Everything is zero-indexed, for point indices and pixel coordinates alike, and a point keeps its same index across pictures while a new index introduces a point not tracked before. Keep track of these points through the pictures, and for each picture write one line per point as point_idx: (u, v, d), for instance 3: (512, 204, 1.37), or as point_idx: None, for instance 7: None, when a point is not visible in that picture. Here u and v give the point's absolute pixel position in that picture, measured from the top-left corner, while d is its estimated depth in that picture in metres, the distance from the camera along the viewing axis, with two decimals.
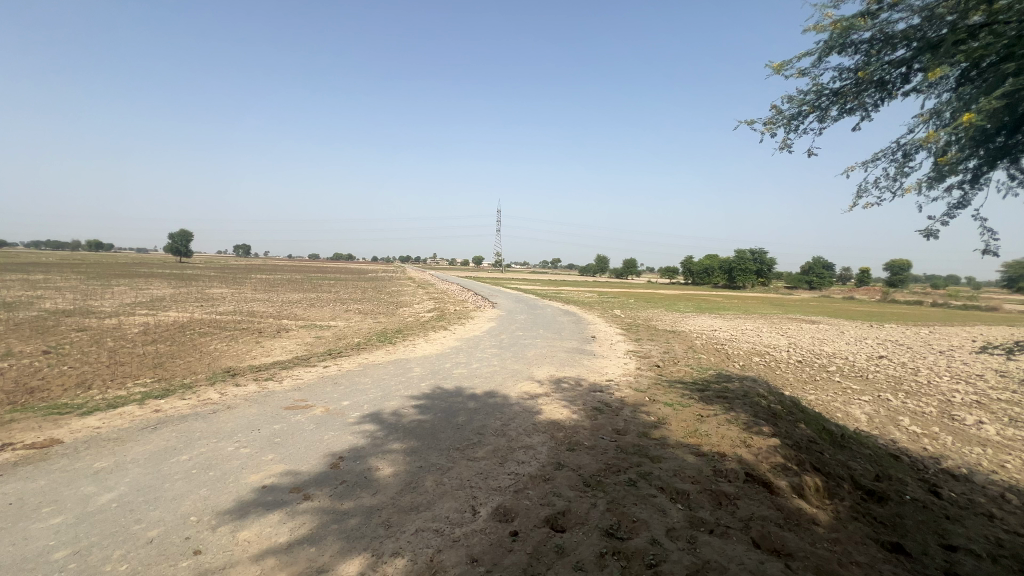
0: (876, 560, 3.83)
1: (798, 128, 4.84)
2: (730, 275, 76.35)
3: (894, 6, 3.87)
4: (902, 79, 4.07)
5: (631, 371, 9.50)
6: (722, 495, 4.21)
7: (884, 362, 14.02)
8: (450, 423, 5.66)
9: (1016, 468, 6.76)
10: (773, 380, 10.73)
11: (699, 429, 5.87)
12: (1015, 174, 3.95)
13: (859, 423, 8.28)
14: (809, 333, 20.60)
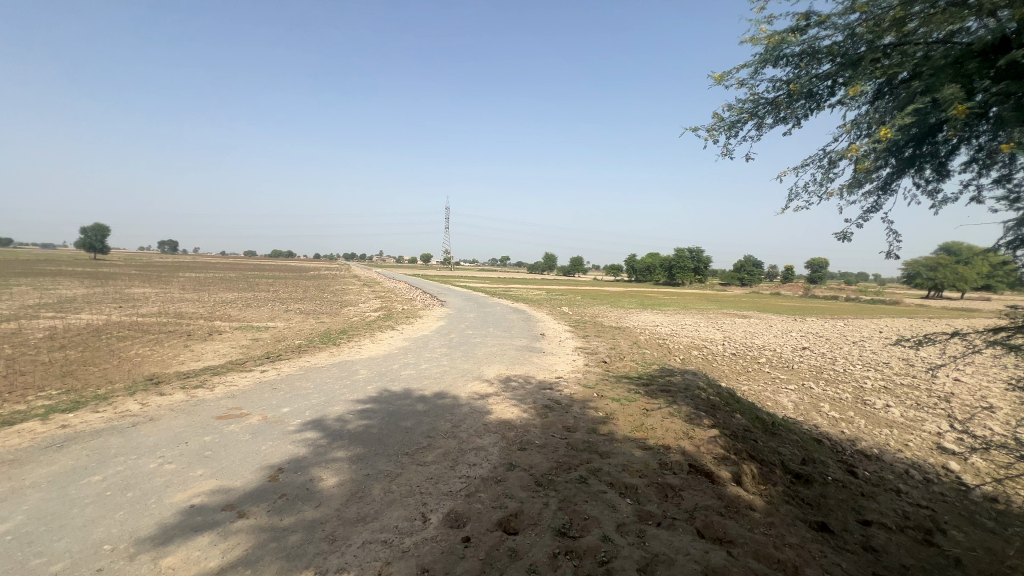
0: (805, 540, 4.11)
1: (737, 135, 5.08)
2: (670, 272, 79.91)
3: (820, 23, 4.14)
4: (828, 92, 4.36)
5: (579, 368, 9.69)
6: (667, 487, 4.37)
7: (807, 353, 15.23)
8: (398, 427, 5.51)
9: (918, 446, 7.53)
10: (711, 372, 11.34)
11: (645, 423, 6.07)
12: (921, 182, 4.34)
13: (787, 411, 8.92)
14: (742, 327, 22.00)
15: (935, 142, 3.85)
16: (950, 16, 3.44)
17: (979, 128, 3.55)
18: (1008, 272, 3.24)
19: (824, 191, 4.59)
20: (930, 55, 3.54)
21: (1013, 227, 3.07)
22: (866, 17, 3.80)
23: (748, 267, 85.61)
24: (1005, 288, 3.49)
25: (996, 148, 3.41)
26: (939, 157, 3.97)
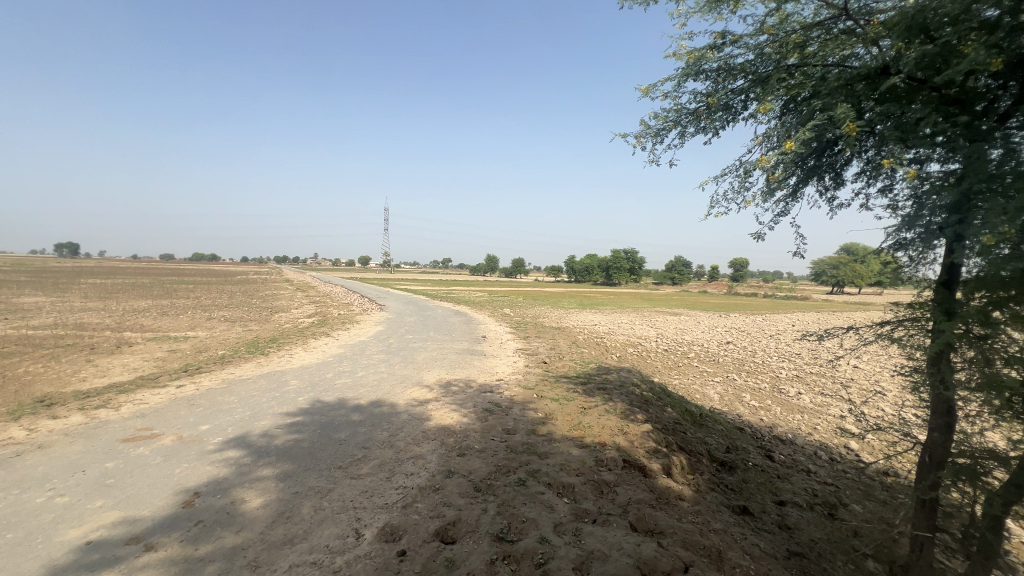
0: (728, 524, 4.40)
1: (663, 143, 5.36)
2: (607, 273, 82.83)
3: (734, 42, 4.47)
4: (742, 106, 4.71)
5: (520, 369, 9.78)
6: (603, 484, 4.51)
7: (730, 347, 16.38)
8: (330, 440, 5.26)
9: (825, 429, 8.32)
10: (645, 368, 11.87)
11: (582, 422, 6.23)
12: (821, 189, 4.80)
13: (713, 402, 9.53)
14: (673, 324, 23.26)
15: (832, 155, 4.27)
16: (842, 43, 3.84)
17: (867, 143, 3.99)
18: (893, 270, 3.64)
19: (740, 197, 4.95)
20: (826, 76, 3.92)
21: (893, 231, 3.45)
22: (773, 39, 4.14)
23: (678, 267, 90.68)
24: (887, 285, 3.93)
25: (879, 162, 3.84)
26: (835, 168, 4.41)
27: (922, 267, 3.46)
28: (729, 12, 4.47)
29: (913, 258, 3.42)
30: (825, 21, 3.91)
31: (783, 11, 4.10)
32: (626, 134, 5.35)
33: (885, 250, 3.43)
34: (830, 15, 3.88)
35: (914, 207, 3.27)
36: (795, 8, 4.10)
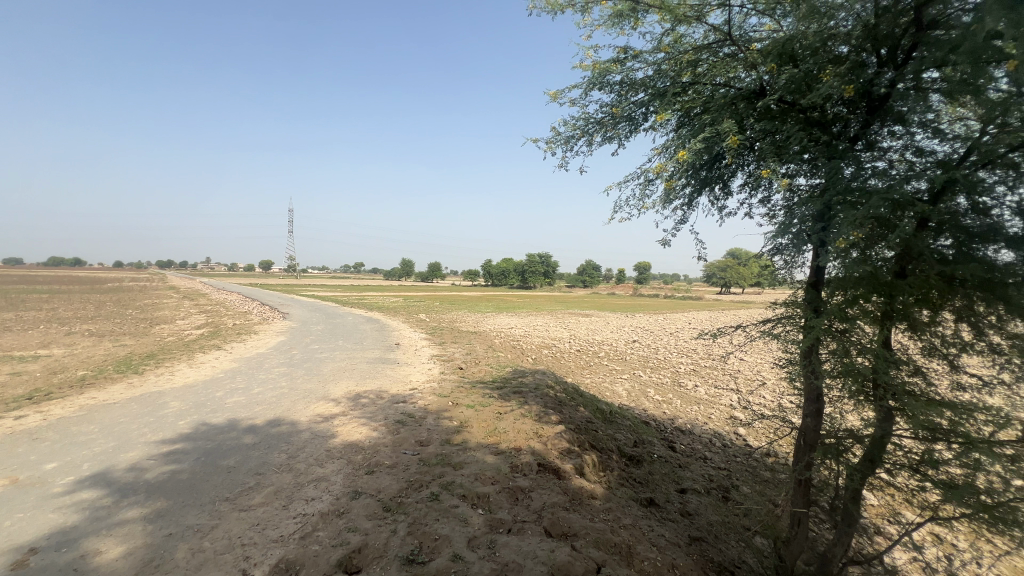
0: (636, 518, 4.61)
1: (572, 149, 5.55)
2: (523, 277, 84.64)
3: (635, 57, 4.74)
4: (643, 118, 5.00)
5: (435, 377, 9.54)
6: (518, 490, 4.50)
7: (637, 345, 17.50)
8: (216, 469, 4.68)
9: (718, 418, 9.13)
10: (559, 369, 12.21)
11: (498, 428, 6.20)
12: (713, 199, 5.24)
13: (622, 399, 10.04)
14: (585, 325, 24.36)
15: (721, 167, 4.67)
16: (727, 65, 4.26)
17: (749, 158, 4.40)
18: (770, 273, 4.05)
19: (643, 203, 5.24)
20: (714, 95, 4.28)
21: (771, 237, 3.81)
22: (670, 56, 4.45)
23: (588, 270, 95.29)
24: (768, 286, 4.37)
25: (759, 175, 4.26)
26: (724, 180, 4.83)
27: (794, 269, 3.88)
28: (630, 28, 4.73)
29: (787, 261, 3.81)
30: (712, 44, 4.28)
31: (677, 32, 4.42)
32: (536, 139, 5.46)
33: (765, 254, 3.78)
34: (717, 39, 4.24)
35: (788, 217, 3.65)
36: (687, 30, 4.44)
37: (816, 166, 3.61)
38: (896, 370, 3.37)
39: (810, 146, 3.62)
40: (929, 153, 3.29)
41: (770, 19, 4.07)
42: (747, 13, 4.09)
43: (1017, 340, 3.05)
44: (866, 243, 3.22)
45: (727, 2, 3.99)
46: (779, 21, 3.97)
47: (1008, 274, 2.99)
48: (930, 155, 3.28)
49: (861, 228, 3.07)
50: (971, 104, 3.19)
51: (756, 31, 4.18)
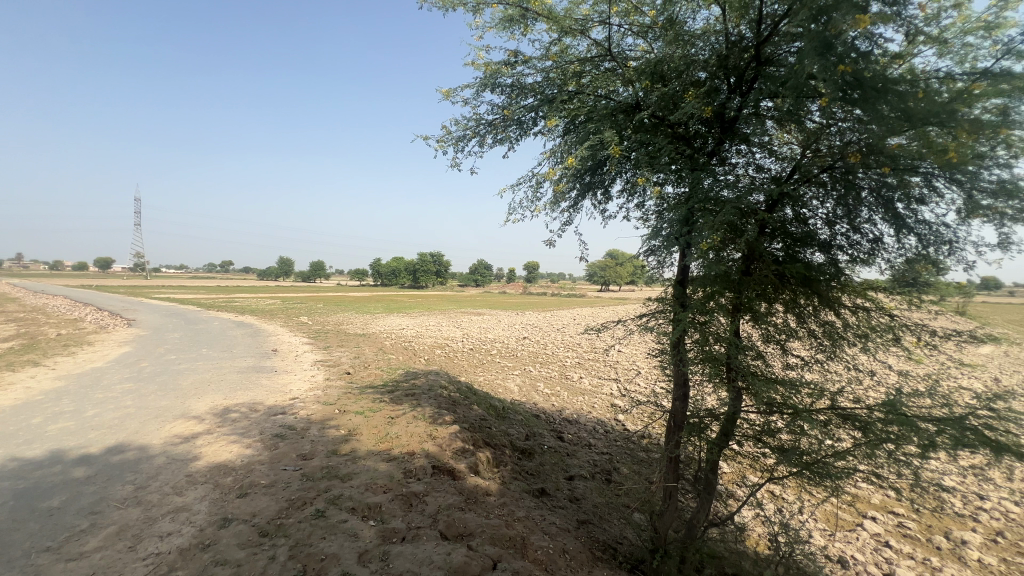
0: (529, 510, 4.77)
1: (464, 149, 5.57)
2: (414, 276, 82.78)
3: (524, 62, 4.88)
4: (532, 122, 5.17)
5: (319, 384, 8.88)
6: (412, 496, 4.38)
7: (527, 341, 18.13)
8: (32, 513, 3.82)
9: (600, 406, 9.85)
10: (453, 369, 12.16)
11: (389, 433, 5.97)
12: (596, 203, 5.60)
13: (514, 394, 10.32)
14: (477, 323, 24.59)
15: (602, 173, 5.00)
16: (607, 79, 4.56)
17: (626, 166, 4.78)
18: (644, 272, 4.45)
19: (533, 205, 5.42)
20: (597, 105, 4.57)
21: (646, 240, 4.16)
22: (556, 65, 4.70)
23: (480, 270, 96.46)
24: (642, 284, 4.80)
25: (635, 182, 4.66)
26: (605, 186, 5.18)
27: (664, 268, 4.30)
28: (519, 34, 4.86)
29: (659, 261, 4.21)
30: (594, 58, 4.58)
31: (563, 43, 4.67)
32: (427, 136, 5.38)
33: (641, 255, 4.09)
34: (598, 53, 4.54)
35: (659, 222, 4.00)
36: (572, 42, 4.70)
37: (682, 176, 4.01)
38: (744, 355, 3.93)
39: (676, 158, 4.01)
40: (766, 170, 3.90)
41: (643, 40, 4.47)
42: (624, 33, 4.45)
43: (827, 325, 3.85)
44: (721, 246, 3.66)
45: (607, 20, 4.28)
46: (650, 43, 4.38)
47: (821, 273, 3.75)
48: (766, 172, 3.89)
49: (719, 232, 3.48)
50: (793, 132, 3.85)
51: (631, 50, 4.57)
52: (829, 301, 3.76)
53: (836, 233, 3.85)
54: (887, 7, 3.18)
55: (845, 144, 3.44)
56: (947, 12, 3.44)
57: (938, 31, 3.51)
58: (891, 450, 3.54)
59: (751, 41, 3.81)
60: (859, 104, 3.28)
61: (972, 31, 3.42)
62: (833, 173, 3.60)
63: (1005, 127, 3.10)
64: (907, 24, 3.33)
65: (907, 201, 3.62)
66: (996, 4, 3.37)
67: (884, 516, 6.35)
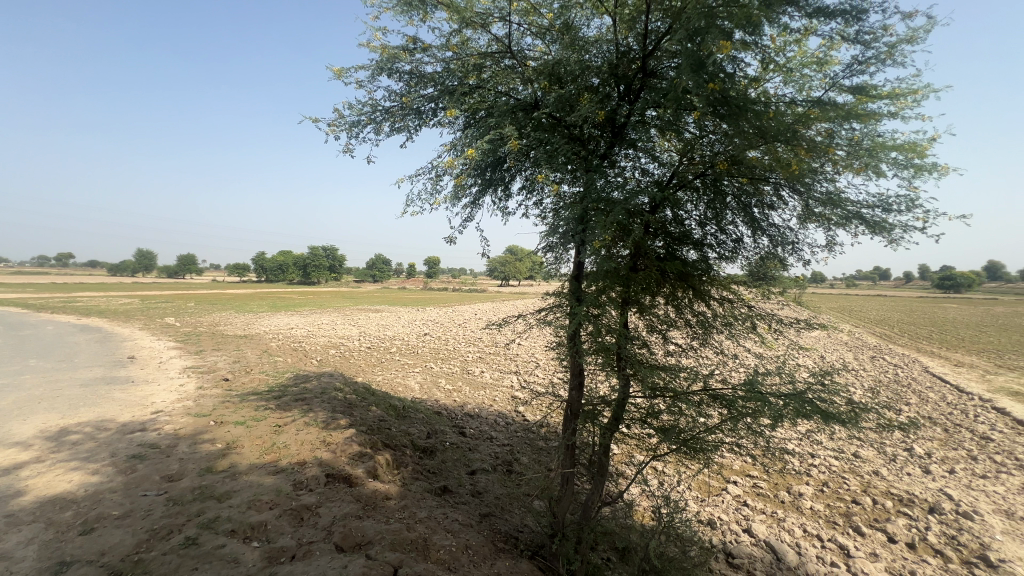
0: (431, 509, 4.71)
1: (358, 135, 5.27)
2: (304, 271, 76.89)
3: (424, 50, 4.74)
4: (432, 113, 5.05)
5: (189, 393, 7.84)
6: (303, 510, 4.08)
7: (428, 338, 17.82)
8: None
9: (501, 399, 10.03)
10: (348, 370, 11.52)
11: (276, 443, 5.48)
12: (496, 200, 5.65)
13: (415, 392, 10.09)
14: (375, 321, 23.59)
15: (503, 170, 5.07)
16: (508, 76, 4.62)
17: (526, 164, 4.89)
18: (543, 268, 4.60)
19: (432, 199, 5.29)
20: (497, 101, 4.59)
21: (544, 236, 4.28)
22: (457, 57, 4.65)
23: (378, 265, 92.64)
24: (540, 279, 4.97)
25: (533, 179, 4.79)
26: (505, 183, 5.26)
27: (561, 264, 4.48)
28: (418, 20, 4.71)
29: (556, 257, 4.38)
30: (494, 54, 4.60)
31: (463, 35, 4.61)
32: (316, 118, 4.98)
33: (539, 251, 4.20)
34: (498, 49, 4.57)
35: (556, 220, 4.14)
36: (473, 35, 4.68)
37: (577, 176, 4.20)
38: (632, 344, 4.25)
39: (572, 158, 4.20)
40: (650, 174, 4.24)
41: (541, 42, 4.59)
42: (524, 32, 4.53)
43: (700, 315, 4.32)
44: (611, 243, 3.91)
45: (507, 17, 4.32)
46: (548, 45, 4.50)
47: (696, 269, 4.18)
48: (650, 175, 4.23)
49: (610, 231, 3.70)
50: (672, 141, 4.23)
51: (530, 49, 4.67)
52: (701, 293, 4.22)
53: (707, 233, 4.33)
54: (747, 35, 3.62)
55: (714, 154, 3.87)
56: (790, 46, 4.03)
57: (784, 62, 4.09)
58: (750, 423, 4.08)
59: (638, 53, 4.11)
60: (725, 118, 3.71)
61: (808, 64, 4.05)
62: (704, 179, 4.03)
63: (831, 147, 3.72)
64: (762, 53, 3.83)
65: (761, 207, 4.19)
66: (825, 44, 4.03)
67: (743, 479, 7.34)
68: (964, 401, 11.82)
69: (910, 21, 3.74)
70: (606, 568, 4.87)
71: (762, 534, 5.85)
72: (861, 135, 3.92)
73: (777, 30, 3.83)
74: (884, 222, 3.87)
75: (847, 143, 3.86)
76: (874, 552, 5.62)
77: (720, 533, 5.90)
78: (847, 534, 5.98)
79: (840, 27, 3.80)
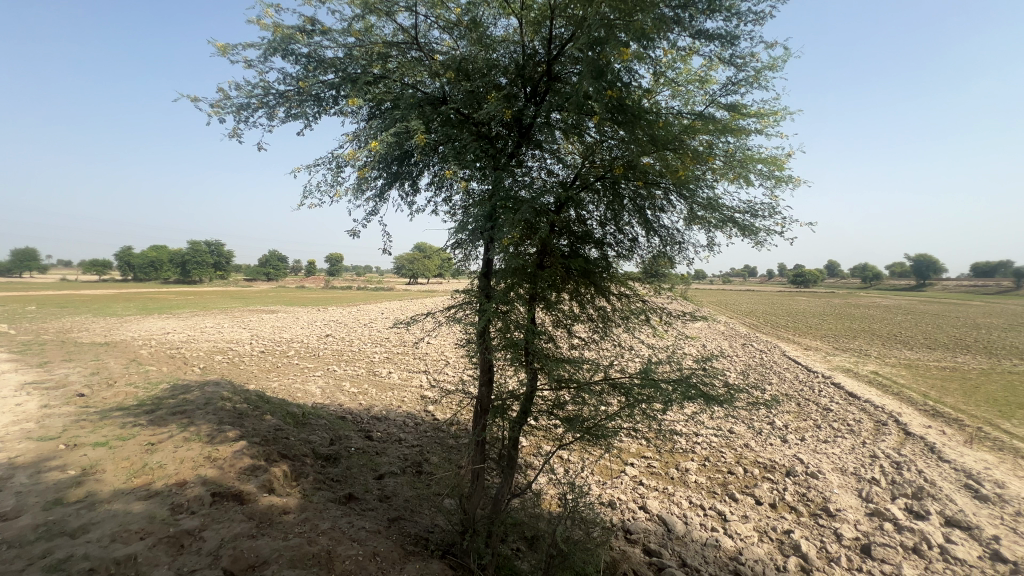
0: (335, 519, 4.46)
1: (248, 120, 4.80)
2: (182, 269, 68.34)
3: (323, 33, 4.44)
4: (332, 101, 4.76)
5: (30, 414, 6.59)
6: (184, 535, 3.66)
7: (330, 339, 16.81)
8: None
9: (409, 400, 9.78)
10: (238, 377, 10.47)
11: (148, 463, 4.83)
12: (402, 194, 5.47)
13: (315, 397, 9.47)
14: (269, 322, 21.74)
15: (410, 164, 4.94)
16: (414, 68, 4.50)
17: (433, 159, 4.81)
18: (451, 265, 4.55)
19: (333, 191, 4.95)
20: (403, 93, 4.45)
21: (453, 233, 4.23)
22: (360, 43, 4.43)
23: (272, 262, 85.39)
24: (449, 277, 4.93)
25: (442, 175, 4.74)
26: (412, 177, 5.12)
27: (469, 261, 4.48)
28: None
29: (465, 253, 4.35)
30: (400, 43, 4.47)
31: (367, 21, 4.42)
32: (195, 97, 4.43)
33: (448, 248, 4.14)
34: (405, 39, 4.45)
35: (465, 217, 4.11)
36: (377, 22, 4.49)
37: (485, 174, 4.22)
38: (539, 339, 4.38)
39: (480, 156, 4.21)
40: (555, 174, 4.39)
41: (449, 36, 4.54)
42: (431, 25, 4.44)
43: (600, 310, 4.60)
44: (519, 241, 3.99)
45: (414, 7, 4.21)
46: (456, 41, 4.47)
47: (598, 266, 4.43)
48: (555, 176, 4.39)
49: (518, 229, 3.78)
50: (575, 144, 4.44)
51: (437, 43, 4.61)
52: (602, 289, 4.50)
53: (607, 232, 4.61)
54: (642, 49, 3.91)
55: (613, 158, 4.13)
56: (677, 62, 4.43)
57: (672, 76, 4.49)
58: (644, 408, 4.42)
59: (543, 56, 4.24)
60: (623, 125, 3.98)
61: (692, 81, 4.48)
62: (604, 181, 4.28)
63: (711, 157, 4.16)
64: (653, 67, 4.16)
65: (653, 209, 4.55)
66: (706, 64, 4.48)
67: (638, 460, 7.95)
68: (812, 378, 13.95)
69: (771, 51, 4.32)
70: (516, 558, 4.99)
71: (655, 510, 6.39)
72: (734, 148, 4.44)
73: (667, 46, 4.19)
74: (752, 226, 4.42)
75: (723, 155, 4.34)
76: (745, 515, 6.41)
77: (619, 512, 6.33)
78: (724, 500, 6.77)
79: (718, 50, 4.25)
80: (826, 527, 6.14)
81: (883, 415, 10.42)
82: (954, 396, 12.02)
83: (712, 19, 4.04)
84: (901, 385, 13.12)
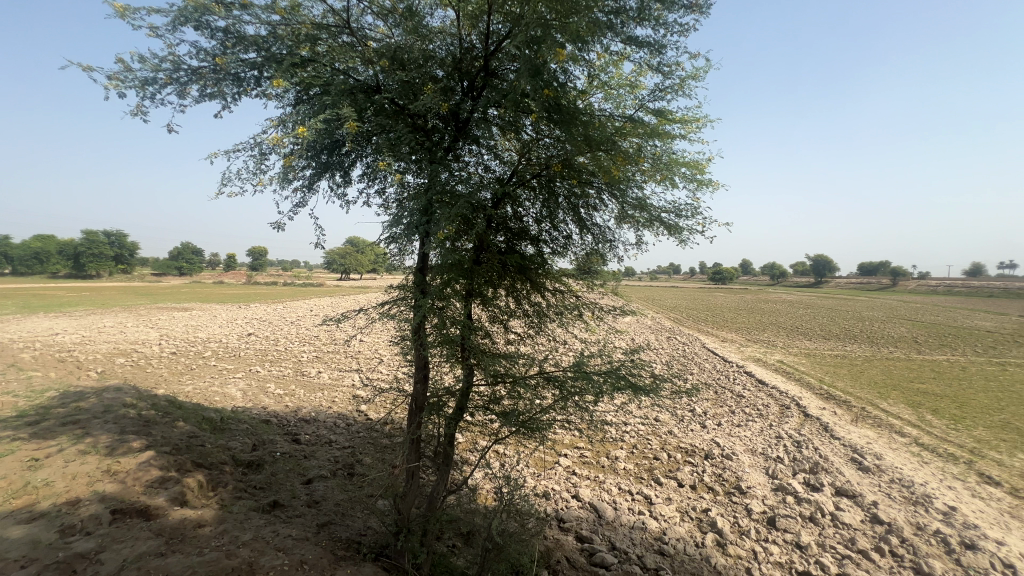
0: (257, 529, 4.20)
1: (154, 97, 4.35)
2: (74, 261, 60.74)
3: (243, 7, 4.12)
4: (254, 82, 4.43)
5: None
6: (78, 559, 3.28)
7: (253, 338, 15.73)
8: None
9: (340, 400, 9.40)
10: (144, 381, 9.50)
11: (31, 481, 4.25)
12: (333, 185, 5.22)
13: (236, 400, 8.82)
14: (181, 321, 19.91)
15: (341, 154, 4.73)
16: (346, 54, 4.31)
17: (367, 149, 4.64)
18: (385, 259, 4.41)
19: (254, 178, 4.60)
20: (333, 79, 4.24)
21: (387, 227, 4.11)
22: (285, 22, 4.16)
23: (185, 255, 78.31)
24: (383, 272, 4.78)
25: (375, 167, 4.59)
26: (344, 168, 4.90)
27: (404, 256, 4.37)
28: None
29: (400, 248, 4.24)
30: (330, 26, 4.24)
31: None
32: (88, 65, 3.93)
33: (381, 242, 4.01)
34: (335, 23, 4.23)
35: (400, 210, 4.01)
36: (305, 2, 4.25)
37: (421, 167, 4.13)
38: (476, 335, 4.37)
39: (416, 148, 4.11)
40: (491, 170, 4.40)
41: (383, 23, 4.40)
42: (364, 10, 4.27)
43: (536, 305, 4.69)
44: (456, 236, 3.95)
45: None
46: (391, 28, 4.34)
47: (534, 262, 4.50)
48: (492, 171, 4.39)
49: (454, 224, 3.75)
50: (511, 141, 4.47)
51: (371, 29, 4.43)
52: (537, 285, 4.60)
53: (542, 229, 4.69)
54: (577, 51, 4.02)
55: (549, 157, 4.21)
56: (610, 66, 4.60)
57: (605, 80, 4.64)
58: (577, 400, 4.56)
59: (481, 51, 4.23)
60: (558, 124, 4.07)
61: (622, 85, 4.67)
62: (540, 179, 4.35)
63: (641, 159, 4.37)
64: (588, 69, 4.29)
65: (586, 208, 4.70)
66: (636, 70, 4.69)
67: (572, 451, 8.21)
68: (727, 368, 15.13)
69: (694, 61, 4.61)
70: (452, 554, 4.98)
71: (587, 497, 6.64)
72: (661, 151, 4.69)
73: (600, 50, 4.33)
74: (677, 225, 4.70)
75: (651, 157, 4.57)
76: (668, 497, 6.83)
77: (553, 502, 6.51)
78: (650, 485, 7.17)
79: (647, 57, 4.47)
80: (738, 503, 6.71)
81: (786, 399, 11.54)
82: (844, 380, 13.57)
83: (642, 28, 4.22)
84: (801, 372, 14.59)
